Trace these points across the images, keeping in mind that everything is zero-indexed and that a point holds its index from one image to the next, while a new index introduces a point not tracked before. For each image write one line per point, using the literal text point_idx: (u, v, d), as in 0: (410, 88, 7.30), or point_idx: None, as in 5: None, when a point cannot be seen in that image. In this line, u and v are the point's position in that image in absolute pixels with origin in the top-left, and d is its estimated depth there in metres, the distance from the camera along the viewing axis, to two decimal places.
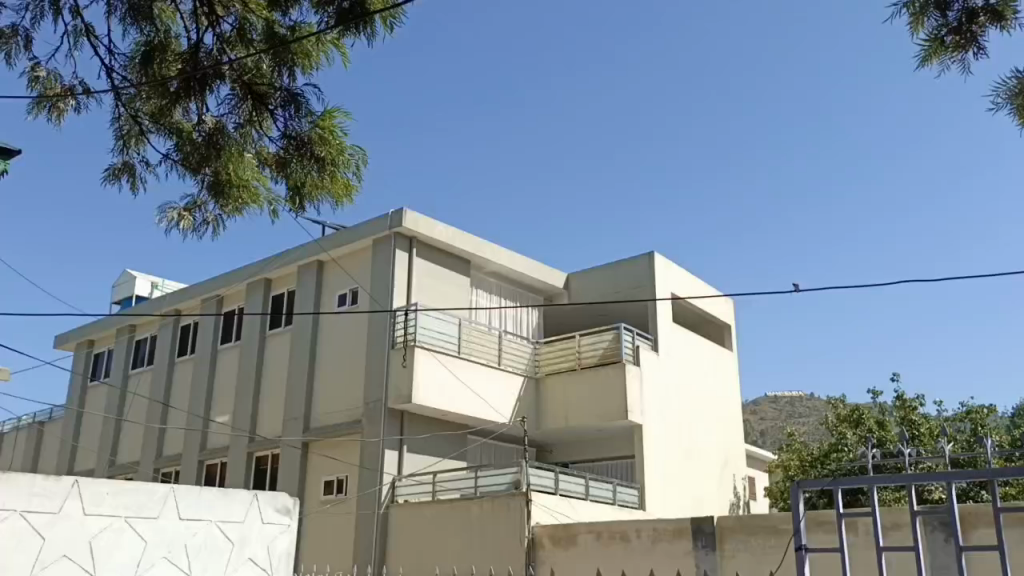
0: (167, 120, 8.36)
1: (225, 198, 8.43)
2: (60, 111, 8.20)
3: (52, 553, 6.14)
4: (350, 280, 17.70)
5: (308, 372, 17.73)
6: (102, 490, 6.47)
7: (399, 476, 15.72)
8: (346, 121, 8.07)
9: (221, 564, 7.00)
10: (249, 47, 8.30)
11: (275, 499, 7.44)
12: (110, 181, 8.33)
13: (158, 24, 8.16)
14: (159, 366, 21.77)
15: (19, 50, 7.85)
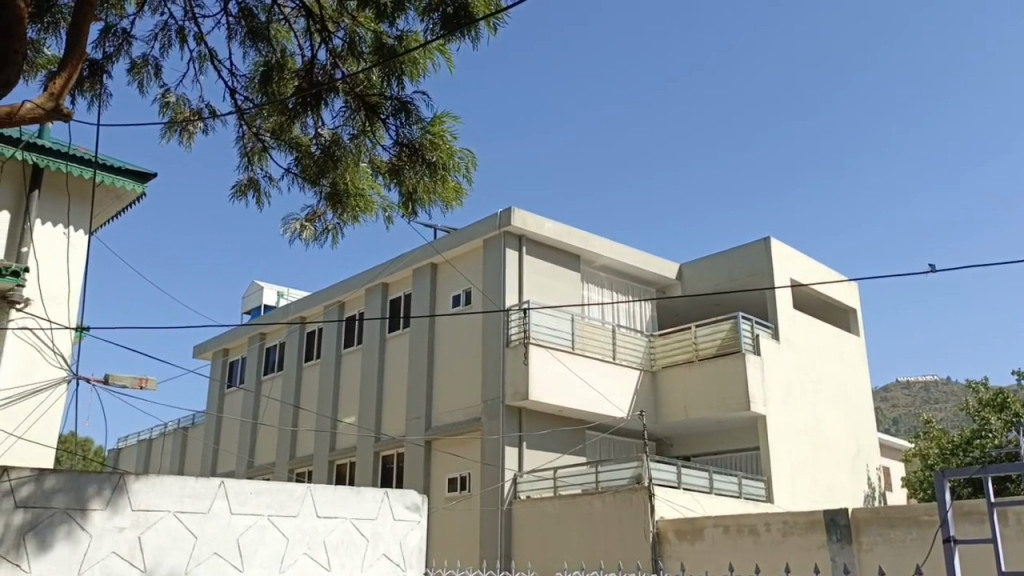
0: (287, 136, 8.75)
1: (343, 207, 8.70)
2: (190, 133, 8.79)
3: (203, 551, 6.36)
4: (463, 280, 18.01)
5: (427, 372, 18.18)
6: (245, 489, 6.67)
7: (520, 472, 15.87)
8: (455, 125, 8.32)
9: (358, 560, 7.14)
10: (360, 60, 8.61)
11: (404, 496, 7.57)
12: (238, 198, 8.94)
13: (274, 44, 8.62)
14: (288, 371, 22.80)
15: (151, 79, 8.55)
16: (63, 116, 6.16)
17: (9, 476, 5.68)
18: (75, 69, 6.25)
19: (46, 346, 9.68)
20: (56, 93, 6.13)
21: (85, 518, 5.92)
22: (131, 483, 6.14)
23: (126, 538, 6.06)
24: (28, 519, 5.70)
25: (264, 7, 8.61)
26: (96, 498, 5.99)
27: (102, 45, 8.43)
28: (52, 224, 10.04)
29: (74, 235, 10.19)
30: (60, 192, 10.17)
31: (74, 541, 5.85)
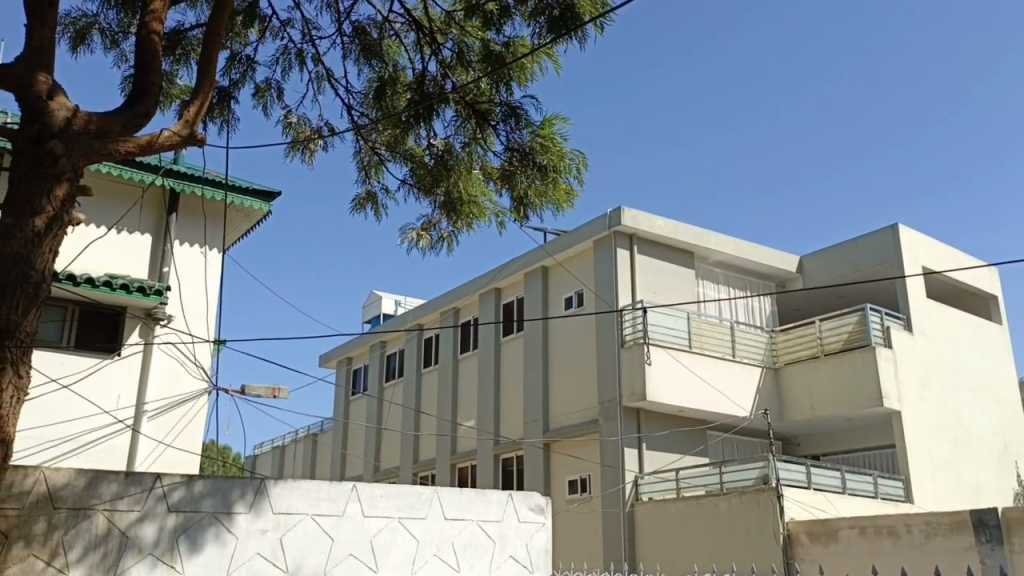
0: (401, 148, 8.97)
1: (457, 215, 8.86)
2: (311, 151, 9.18)
3: (339, 552, 6.59)
4: (575, 282, 17.99)
5: (542, 375, 18.25)
6: (376, 492, 6.87)
7: (641, 473, 15.70)
8: (564, 127, 8.34)
9: (487, 562, 7.26)
10: (469, 69, 8.76)
11: (529, 498, 7.63)
12: (358, 211, 9.26)
13: (386, 59, 8.88)
14: (408, 376, 23.41)
15: (274, 102, 8.98)
16: (196, 142, 6.53)
17: (162, 481, 6.05)
18: (206, 96, 6.62)
19: (188, 359, 10.33)
20: (190, 120, 6.52)
21: (231, 521, 6.24)
22: (271, 488, 6.43)
23: (269, 540, 6.34)
24: (181, 522, 6.05)
25: (376, 24, 8.87)
26: (240, 502, 6.30)
27: (229, 73, 8.92)
28: (189, 244, 10.68)
29: (210, 254, 10.79)
30: (196, 213, 10.80)
31: (221, 543, 6.17)
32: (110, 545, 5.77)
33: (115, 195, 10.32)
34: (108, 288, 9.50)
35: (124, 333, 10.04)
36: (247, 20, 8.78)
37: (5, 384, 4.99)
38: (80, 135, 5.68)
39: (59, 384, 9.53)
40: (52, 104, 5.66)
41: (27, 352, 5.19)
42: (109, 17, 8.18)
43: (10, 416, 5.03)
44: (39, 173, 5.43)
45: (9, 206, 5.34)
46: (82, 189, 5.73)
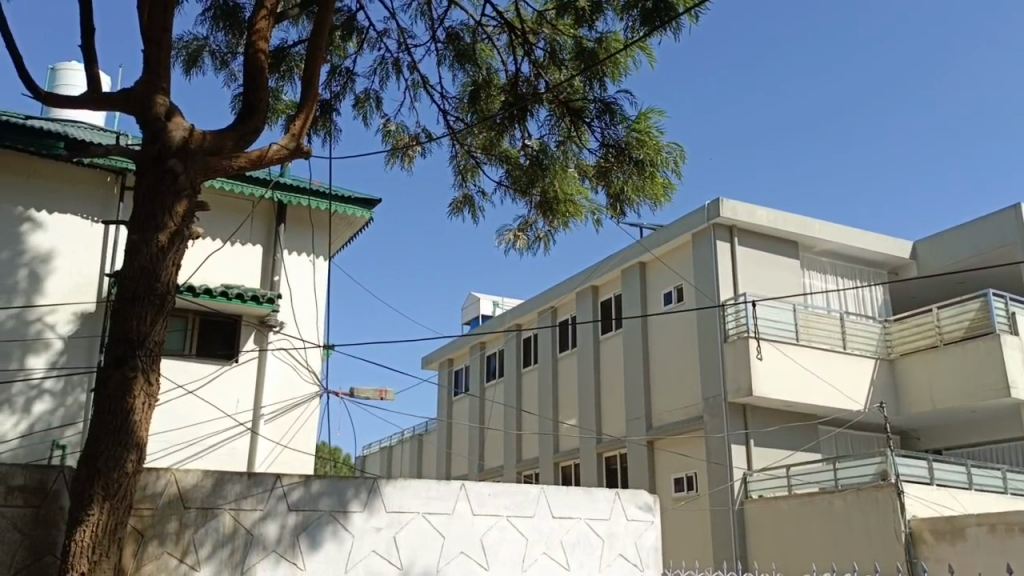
0: (497, 150, 9.04)
1: (553, 214, 8.88)
2: (410, 158, 9.39)
3: (451, 550, 6.71)
4: (674, 276, 17.71)
5: (644, 372, 18.07)
6: (484, 491, 6.95)
7: (750, 471, 15.36)
8: (661, 120, 8.26)
9: (596, 560, 7.24)
10: (562, 67, 8.75)
11: (636, 497, 7.58)
12: (455, 215, 9.41)
13: (479, 63, 8.99)
14: (509, 376, 23.61)
15: (373, 111, 9.23)
16: (303, 154, 6.78)
17: (282, 481, 6.29)
18: (311, 109, 6.86)
19: (301, 364, 10.74)
20: (296, 133, 6.77)
21: (347, 520, 6.43)
22: (384, 487, 6.60)
23: (383, 538, 6.51)
24: (300, 520, 6.28)
25: (469, 28, 8.98)
26: (354, 501, 6.49)
27: (330, 85, 9.22)
28: (298, 253, 11.09)
29: (318, 262, 11.19)
30: (304, 223, 11.21)
31: (339, 541, 6.36)
32: (236, 542, 6.05)
33: (229, 209, 10.81)
34: (224, 298, 9.97)
35: (241, 340, 10.51)
36: (346, 33, 9.05)
37: (137, 390, 5.29)
38: (196, 153, 5.98)
39: (184, 390, 10.05)
40: (170, 124, 5.99)
41: (157, 360, 5.47)
42: (218, 38, 8.58)
43: (144, 421, 5.32)
44: (160, 191, 5.74)
45: (136, 222, 5.66)
46: (200, 205, 6.01)
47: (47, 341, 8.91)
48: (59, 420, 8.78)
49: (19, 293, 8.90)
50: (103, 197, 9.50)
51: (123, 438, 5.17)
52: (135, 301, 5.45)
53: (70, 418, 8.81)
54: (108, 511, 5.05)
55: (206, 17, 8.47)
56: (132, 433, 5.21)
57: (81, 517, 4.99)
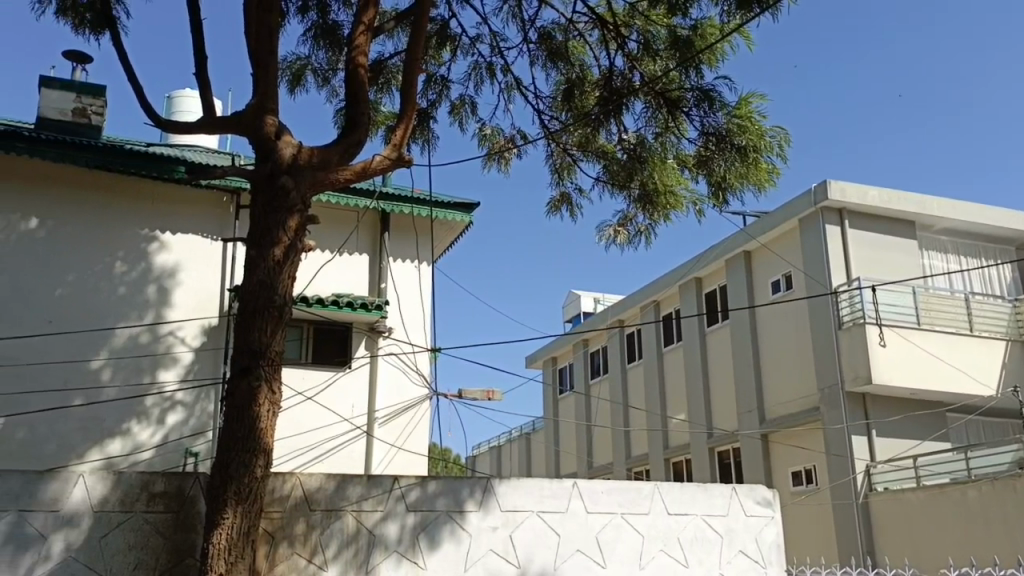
0: (593, 146, 9.00)
1: (654, 207, 8.75)
2: (506, 160, 9.46)
3: (567, 548, 6.72)
4: (781, 264, 17.17)
5: (754, 363, 17.60)
6: (597, 489, 6.92)
7: (873, 462, 14.75)
8: (763, 103, 8.04)
9: (715, 558, 7.11)
10: (657, 58, 8.62)
11: (754, 492, 7.39)
12: (554, 214, 9.42)
13: (572, 60, 8.97)
14: (614, 373, 23.45)
15: (468, 116, 9.35)
16: (405, 163, 6.92)
17: (399, 482, 6.45)
18: (410, 119, 7.01)
19: (411, 368, 11.01)
20: (398, 143, 6.93)
21: (464, 519, 6.54)
22: (497, 486, 6.67)
23: (500, 537, 6.58)
24: (419, 520, 6.42)
25: (560, 27, 8.96)
26: (470, 500, 6.58)
27: (426, 94, 9.40)
28: (404, 260, 11.36)
29: (423, 268, 11.43)
30: (408, 231, 11.47)
31: (457, 540, 6.48)
32: (360, 542, 6.24)
33: (337, 221, 11.16)
34: (336, 306, 10.30)
35: (352, 347, 10.85)
36: (440, 42, 9.21)
37: (261, 398, 5.53)
38: (305, 168, 6.22)
39: (304, 396, 10.44)
40: (279, 143, 6.24)
41: (278, 369, 5.71)
42: (319, 57, 8.88)
43: (269, 428, 5.55)
44: (274, 207, 5.99)
45: (252, 238, 5.92)
46: (311, 218, 6.23)
47: (176, 354, 9.41)
48: (191, 429, 9.26)
49: (149, 308, 9.43)
50: (219, 215, 9.99)
51: (251, 445, 5.42)
52: (256, 314, 5.70)
53: (201, 427, 9.29)
54: (241, 514, 5.30)
55: (307, 37, 8.79)
56: (258, 440, 5.46)
57: (217, 521, 5.26)
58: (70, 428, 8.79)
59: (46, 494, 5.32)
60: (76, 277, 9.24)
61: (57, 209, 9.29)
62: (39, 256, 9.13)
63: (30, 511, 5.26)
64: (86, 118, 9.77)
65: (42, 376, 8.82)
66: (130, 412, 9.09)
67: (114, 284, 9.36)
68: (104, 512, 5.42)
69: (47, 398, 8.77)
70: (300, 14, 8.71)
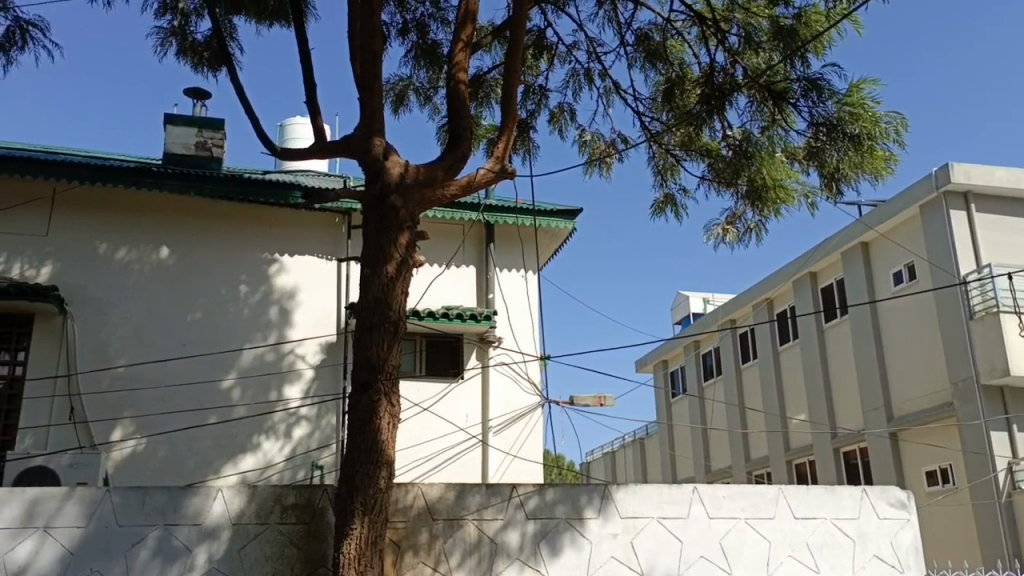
0: (697, 145, 8.82)
1: (763, 203, 8.39)
2: (608, 165, 9.40)
3: (691, 555, 6.60)
4: (902, 253, 16.37)
5: (878, 359, 16.84)
6: (718, 493, 6.77)
7: (1016, 459, 13.83)
8: (876, 88, 7.72)
9: (848, 563, 6.83)
10: (760, 50, 8.40)
11: (886, 493, 7.06)
12: (658, 216, 9.30)
13: (671, 59, 8.86)
14: (728, 374, 22.89)
15: (568, 123, 9.37)
16: (508, 175, 7.00)
17: (517, 490, 6.50)
18: (511, 131, 7.08)
19: (522, 377, 11.10)
20: (500, 155, 7.02)
21: (583, 526, 6.53)
22: (616, 493, 6.63)
23: (621, 544, 6.54)
24: (539, 528, 6.45)
25: (658, 27, 8.86)
26: (589, 507, 6.57)
27: (525, 105, 9.47)
28: (510, 270, 11.48)
29: (530, 277, 11.52)
30: (514, 241, 11.60)
31: (578, 547, 6.48)
32: (482, 550, 6.33)
33: (444, 235, 11.39)
34: (446, 318, 10.50)
35: (464, 358, 11.02)
36: (537, 52, 9.29)
37: (381, 412, 5.70)
38: (412, 187, 6.39)
39: (420, 407, 10.67)
40: (387, 163, 6.43)
41: (395, 383, 5.87)
42: (421, 76, 9.11)
43: (390, 439, 5.72)
44: (385, 225, 6.16)
45: (366, 256, 6.12)
46: (420, 235, 6.39)
47: (299, 371, 9.82)
48: (316, 442, 9.63)
49: (273, 328, 9.89)
50: (333, 235, 10.38)
51: (374, 457, 5.60)
52: (373, 330, 5.88)
53: (326, 440, 9.65)
54: (368, 524, 5.47)
55: (409, 58, 9.04)
56: (381, 451, 5.63)
57: (346, 531, 5.45)
58: (205, 446, 9.30)
59: (189, 508, 5.64)
60: (205, 301, 9.78)
61: (185, 239, 9.87)
62: (171, 283, 9.71)
63: (175, 525, 5.60)
64: (208, 150, 10.35)
65: (178, 396, 9.37)
66: (260, 428, 9.53)
67: (239, 307, 9.86)
68: (242, 524, 5.70)
69: (184, 417, 9.32)
70: (400, 36, 8.97)
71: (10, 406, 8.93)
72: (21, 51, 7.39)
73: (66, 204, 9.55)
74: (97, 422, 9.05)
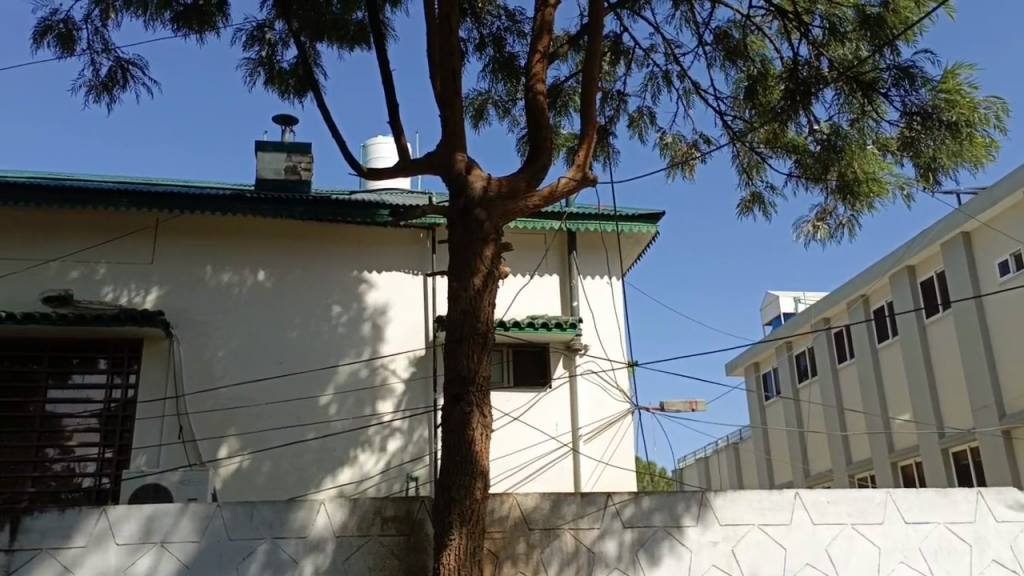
0: (783, 141, 8.58)
1: (855, 198, 8.10)
2: (690, 167, 9.27)
3: (796, 562, 6.41)
4: (1006, 242, 15.55)
5: (986, 354, 16.04)
6: (822, 498, 6.56)
7: None
8: (972, 73, 7.40)
9: (966, 568, 6.51)
10: (846, 40, 8.14)
11: (1005, 494, 6.71)
12: (745, 215, 9.11)
13: (752, 56, 8.68)
14: (824, 374, 22.17)
15: (648, 127, 9.29)
16: (591, 182, 6.98)
17: (613, 499, 6.45)
18: (592, 138, 7.07)
19: (611, 385, 11.03)
20: (581, 163, 7.01)
21: (682, 534, 6.42)
22: (714, 500, 6.49)
23: (722, 552, 6.40)
24: (637, 537, 6.38)
25: (737, 25, 8.70)
26: (686, 515, 6.47)
27: (603, 111, 9.45)
28: (595, 277, 11.45)
29: (615, 283, 11.46)
30: (597, 248, 11.56)
31: (678, 556, 6.38)
32: (580, 560, 6.29)
33: (528, 245, 11.44)
34: (532, 328, 10.53)
35: (552, 367, 11.02)
36: (614, 57, 9.26)
37: (474, 423, 5.76)
38: (495, 200, 6.44)
39: (511, 417, 10.70)
40: (470, 177, 6.51)
41: (487, 394, 5.92)
42: (499, 89, 9.19)
43: (484, 450, 5.77)
44: (470, 239, 6.24)
45: (453, 270, 6.20)
46: (505, 246, 6.44)
47: (391, 385, 10.02)
48: (411, 455, 9.80)
49: (366, 344, 10.12)
50: (418, 251, 10.57)
51: (469, 468, 5.66)
52: (462, 343, 5.95)
53: (420, 452, 9.81)
54: (466, 535, 5.52)
55: (486, 72, 9.14)
56: (475, 463, 5.68)
57: (445, 542, 5.51)
58: (306, 460, 9.58)
59: (295, 522, 5.82)
60: (300, 320, 10.09)
61: (278, 261, 10.22)
62: (268, 304, 10.07)
63: (283, 538, 5.78)
64: (297, 174, 10.71)
65: (278, 413, 9.69)
66: (356, 442, 9.75)
67: (332, 325, 10.14)
68: (344, 537, 5.84)
69: (284, 434, 9.62)
70: (478, 52, 9.08)
71: (124, 427, 9.32)
72: (122, 89, 7.82)
73: (167, 233, 10.03)
74: (205, 440, 9.43)
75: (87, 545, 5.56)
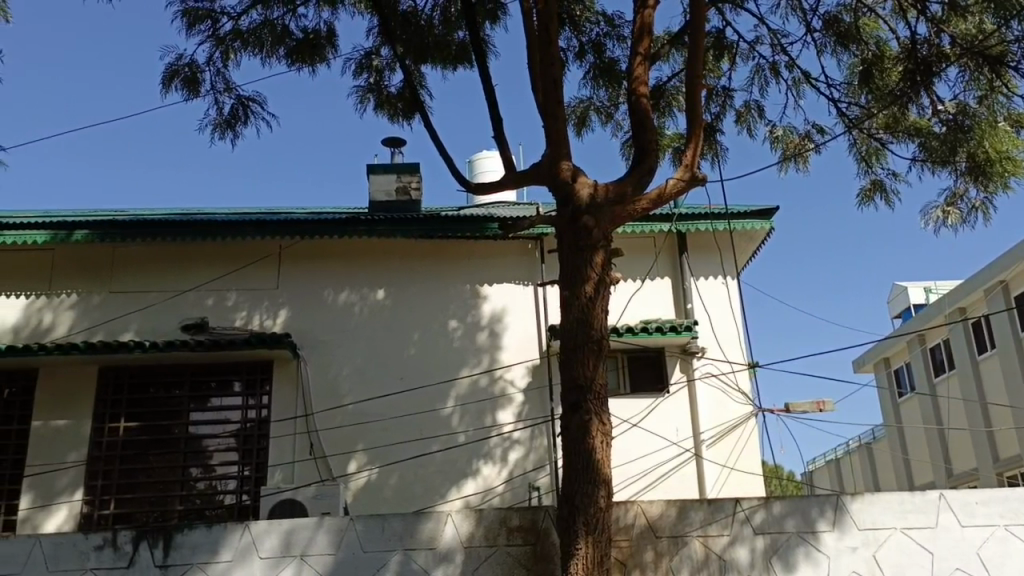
0: (904, 124, 8.15)
1: (988, 179, 7.58)
2: (804, 158, 8.95)
3: (945, 567, 6.05)
4: None
5: None
6: (970, 500, 6.17)
7: None
8: None
9: None
10: (967, 15, 7.65)
11: None
12: (866, 204, 8.70)
13: (863, 39, 8.24)
14: (962, 367, 20.88)
15: (756, 120, 9.02)
16: (700, 182, 6.84)
17: (742, 505, 6.27)
18: (698, 138, 6.93)
19: (731, 388, 10.75)
20: (689, 163, 6.89)
21: (819, 540, 6.17)
22: (851, 504, 6.21)
23: (862, 557, 6.11)
24: (769, 543, 6.18)
25: (847, 8, 8.28)
26: (822, 520, 6.21)
27: (709, 108, 9.26)
28: (710, 277, 11.22)
29: (730, 283, 11.19)
30: (710, 248, 11.31)
31: (814, 562, 6.13)
32: (711, 567, 6.14)
33: (638, 249, 11.32)
34: (646, 333, 10.35)
35: (668, 371, 10.82)
36: (718, 53, 9.06)
37: (594, 431, 5.72)
38: (603, 206, 6.41)
39: (631, 423, 10.58)
40: (576, 185, 6.50)
41: (605, 402, 5.88)
42: (601, 95, 9.16)
43: (606, 458, 5.72)
44: (580, 247, 6.22)
45: (564, 279, 6.21)
46: (615, 253, 6.39)
47: (510, 396, 10.11)
48: (532, 464, 9.86)
49: (483, 356, 10.26)
50: (528, 261, 10.64)
51: (591, 476, 5.63)
52: (578, 350, 5.93)
53: (541, 461, 9.85)
54: (592, 544, 5.49)
55: (588, 79, 9.14)
56: (598, 471, 5.65)
57: (572, 551, 5.50)
58: (430, 472, 9.79)
59: (424, 533, 5.95)
60: (417, 336, 10.33)
61: (394, 279, 10.51)
62: (387, 321, 10.37)
63: (414, 550, 5.92)
64: (408, 194, 11.01)
65: (401, 427, 9.95)
66: (478, 453, 9.88)
67: (449, 339, 10.33)
68: (473, 547, 5.93)
69: (408, 447, 9.86)
70: (578, 59, 9.09)
71: (260, 445, 9.79)
72: (244, 124, 8.25)
73: (290, 258, 10.50)
74: (335, 455, 9.79)
75: (233, 559, 5.87)
